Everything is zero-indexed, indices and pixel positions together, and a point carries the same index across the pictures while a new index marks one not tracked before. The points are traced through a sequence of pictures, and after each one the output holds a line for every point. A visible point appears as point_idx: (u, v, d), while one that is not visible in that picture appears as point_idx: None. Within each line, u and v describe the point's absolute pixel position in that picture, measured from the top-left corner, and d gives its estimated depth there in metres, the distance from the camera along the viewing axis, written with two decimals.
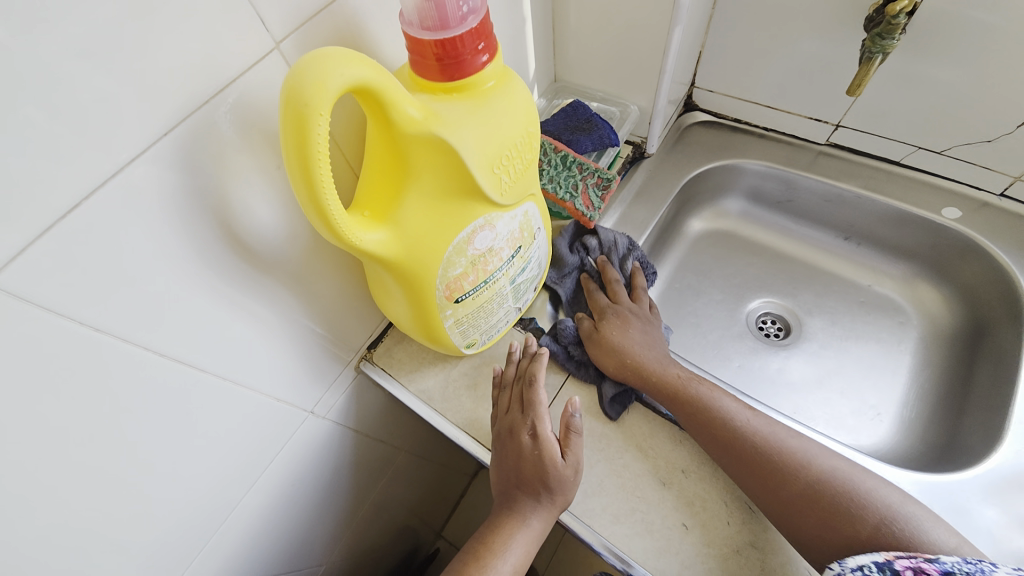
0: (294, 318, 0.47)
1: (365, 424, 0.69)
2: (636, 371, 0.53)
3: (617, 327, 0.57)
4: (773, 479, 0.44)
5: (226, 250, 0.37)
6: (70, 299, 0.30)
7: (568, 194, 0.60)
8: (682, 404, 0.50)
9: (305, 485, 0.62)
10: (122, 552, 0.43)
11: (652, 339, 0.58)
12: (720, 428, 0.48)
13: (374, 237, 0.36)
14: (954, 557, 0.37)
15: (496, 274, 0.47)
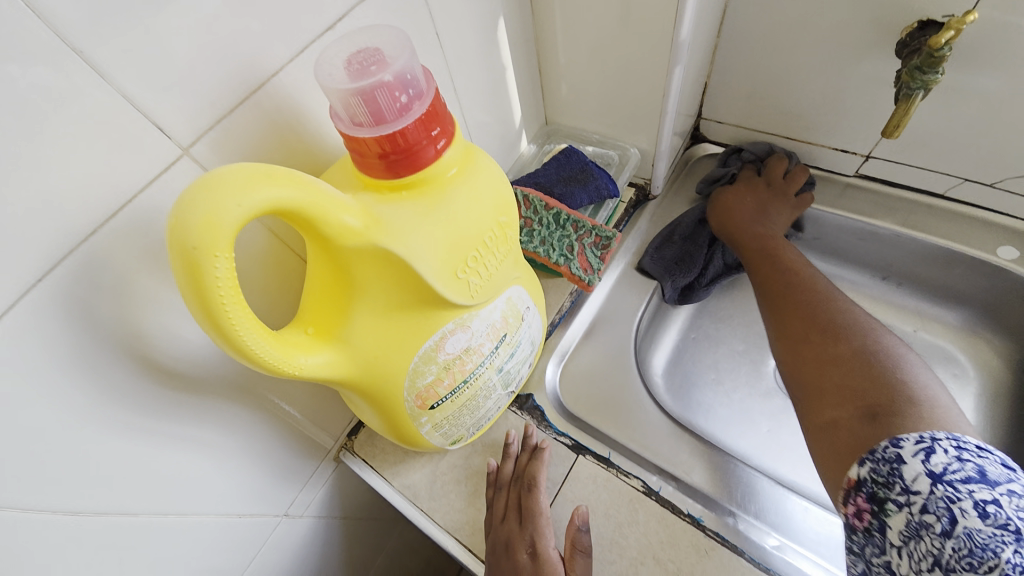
0: (249, 429, 0.41)
1: (353, 509, 0.62)
2: (727, 226, 0.63)
3: (733, 191, 0.64)
4: (813, 345, 0.47)
5: (148, 383, 0.31)
6: None
7: (563, 256, 0.53)
8: (762, 258, 0.59)
9: None
10: None
11: (775, 229, 0.62)
12: (797, 313, 0.51)
13: (318, 362, 0.30)
14: (875, 483, 0.37)
15: (477, 371, 0.40)
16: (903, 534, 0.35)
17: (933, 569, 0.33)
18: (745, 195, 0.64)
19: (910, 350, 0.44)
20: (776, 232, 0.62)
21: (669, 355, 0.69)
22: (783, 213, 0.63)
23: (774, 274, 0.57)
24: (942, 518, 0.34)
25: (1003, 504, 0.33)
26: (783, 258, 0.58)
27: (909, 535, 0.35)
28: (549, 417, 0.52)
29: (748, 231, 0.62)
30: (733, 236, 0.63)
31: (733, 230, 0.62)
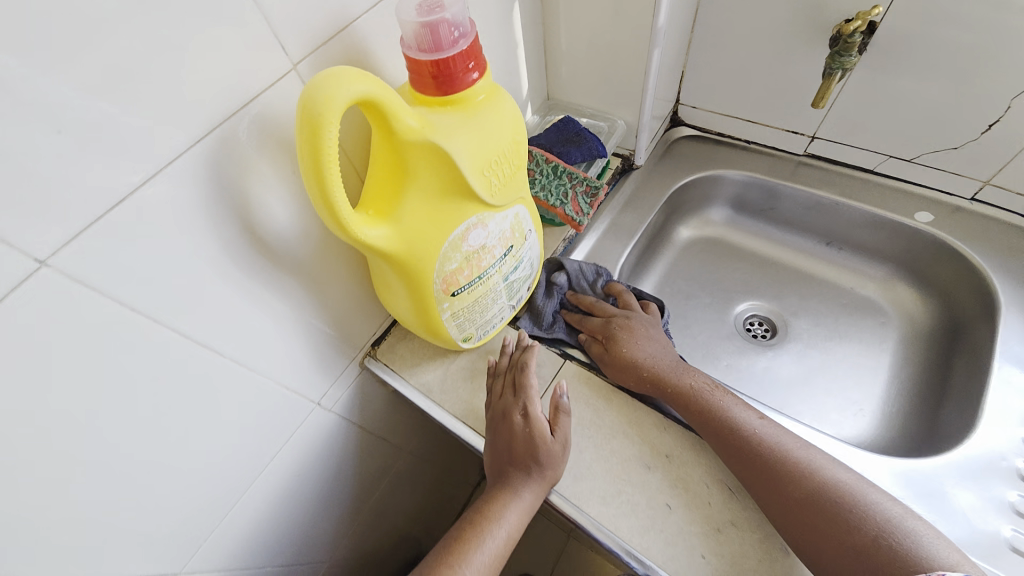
0: (304, 312, 0.51)
1: (368, 420, 0.72)
2: (651, 379, 0.54)
3: (626, 341, 0.57)
4: (778, 493, 0.45)
5: (246, 245, 0.41)
6: (115, 286, 0.34)
7: (559, 199, 0.64)
8: (672, 393, 0.53)
9: (311, 476, 0.65)
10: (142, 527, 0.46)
11: (654, 347, 0.57)
12: (753, 466, 0.47)
13: (379, 234, 0.41)
14: None
15: (489, 271, 0.51)
16: None
17: None
18: (631, 330, 0.59)
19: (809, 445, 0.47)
20: (649, 345, 0.57)
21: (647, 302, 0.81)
22: (660, 340, 0.59)
23: (695, 410, 0.51)
24: None
25: None
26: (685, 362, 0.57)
27: None
28: (542, 334, 0.63)
29: (638, 372, 0.55)
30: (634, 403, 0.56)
31: (634, 370, 0.55)
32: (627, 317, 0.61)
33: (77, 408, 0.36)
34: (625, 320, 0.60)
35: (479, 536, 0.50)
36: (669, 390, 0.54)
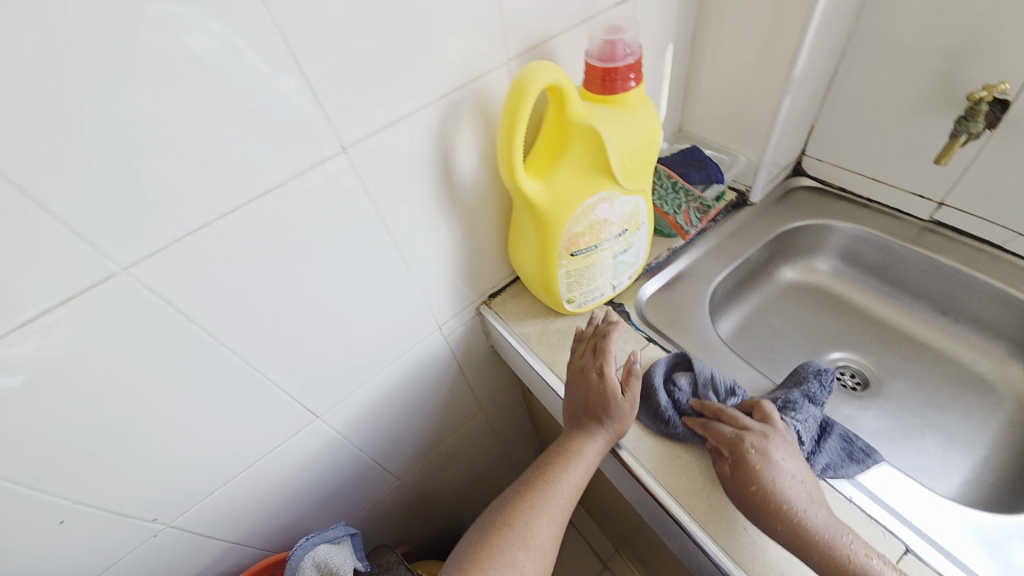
0: (456, 246, 0.66)
1: (466, 363, 0.85)
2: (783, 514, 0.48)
3: (756, 469, 0.51)
4: None
5: (439, 179, 0.58)
6: (365, 180, 0.51)
7: (673, 209, 0.74)
8: (784, 524, 0.48)
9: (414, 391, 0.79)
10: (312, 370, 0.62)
11: (791, 478, 0.50)
12: None
13: (535, 187, 0.55)
14: None
15: (604, 243, 0.62)
16: None
17: None
18: (766, 455, 0.51)
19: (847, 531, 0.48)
20: (789, 478, 0.50)
21: (738, 321, 0.84)
22: (794, 459, 0.52)
23: (804, 540, 0.47)
24: None
25: None
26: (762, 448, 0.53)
27: None
28: (632, 319, 0.73)
29: (770, 507, 0.49)
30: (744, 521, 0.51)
31: (757, 504, 0.50)
32: (766, 435, 0.53)
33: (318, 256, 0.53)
34: (761, 445, 0.52)
35: (559, 465, 0.59)
36: (765, 508, 0.49)
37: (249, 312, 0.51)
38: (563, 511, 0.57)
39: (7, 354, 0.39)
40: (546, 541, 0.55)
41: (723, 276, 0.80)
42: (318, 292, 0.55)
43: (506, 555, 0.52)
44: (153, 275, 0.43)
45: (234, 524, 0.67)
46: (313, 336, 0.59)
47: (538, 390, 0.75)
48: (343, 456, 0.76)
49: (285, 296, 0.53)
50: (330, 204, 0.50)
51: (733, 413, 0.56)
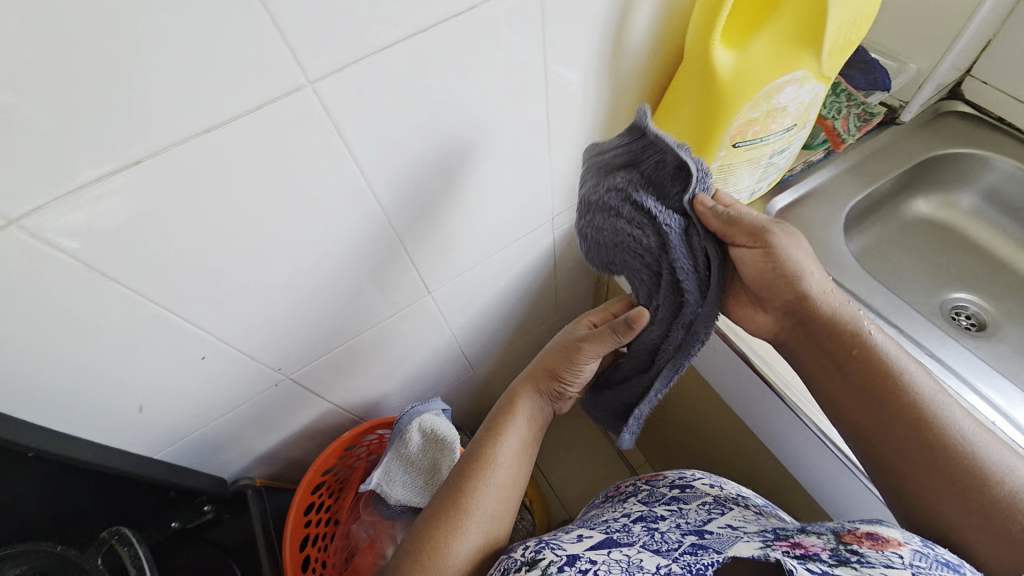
0: (594, 126, 0.59)
1: (560, 264, 0.82)
2: (781, 276, 0.48)
3: (778, 240, 0.48)
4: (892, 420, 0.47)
5: (607, 34, 0.50)
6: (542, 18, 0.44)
7: (832, 113, 0.67)
8: (823, 323, 0.50)
9: (509, 285, 0.77)
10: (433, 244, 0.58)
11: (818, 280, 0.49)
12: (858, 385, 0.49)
13: (726, 52, 0.48)
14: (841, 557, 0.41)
15: (770, 137, 0.56)
16: (841, 557, 0.41)
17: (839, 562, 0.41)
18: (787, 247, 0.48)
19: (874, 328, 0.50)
20: (812, 278, 0.49)
21: (865, 244, 0.79)
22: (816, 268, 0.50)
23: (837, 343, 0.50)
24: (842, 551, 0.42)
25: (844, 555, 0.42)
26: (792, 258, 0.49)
27: (839, 558, 0.41)
28: None
29: (787, 290, 0.49)
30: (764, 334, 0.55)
31: (781, 285, 0.49)
32: (774, 230, 0.47)
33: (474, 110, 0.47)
34: (778, 232, 0.48)
35: (485, 464, 0.56)
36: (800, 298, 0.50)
37: (407, 161, 0.46)
38: (513, 483, 0.56)
39: (169, 169, 0.35)
40: (492, 517, 0.53)
41: (861, 198, 0.74)
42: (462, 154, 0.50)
43: (461, 533, 0.51)
44: (339, 95, 0.37)
45: (340, 388, 0.68)
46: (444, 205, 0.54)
47: None
48: (436, 341, 0.75)
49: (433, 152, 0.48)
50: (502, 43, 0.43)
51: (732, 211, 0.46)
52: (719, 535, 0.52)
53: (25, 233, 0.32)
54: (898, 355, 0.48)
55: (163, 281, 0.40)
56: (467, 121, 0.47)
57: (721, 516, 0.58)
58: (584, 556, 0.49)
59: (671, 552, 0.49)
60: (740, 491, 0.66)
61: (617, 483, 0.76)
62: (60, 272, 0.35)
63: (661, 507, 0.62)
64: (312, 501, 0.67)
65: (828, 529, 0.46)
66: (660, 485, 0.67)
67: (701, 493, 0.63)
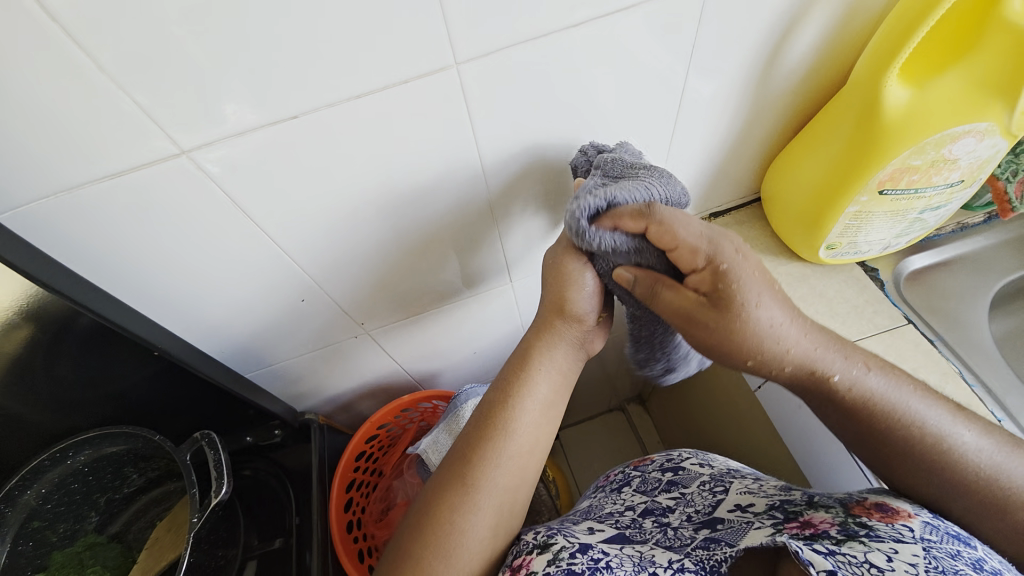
0: (718, 144, 0.55)
1: None
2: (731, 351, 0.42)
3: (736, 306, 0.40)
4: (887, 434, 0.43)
5: (762, 48, 0.46)
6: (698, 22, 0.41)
7: (1006, 175, 0.57)
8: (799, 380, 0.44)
9: None
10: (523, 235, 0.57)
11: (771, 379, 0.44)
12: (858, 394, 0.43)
13: (903, 85, 0.43)
14: (841, 535, 0.42)
15: (926, 191, 0.50)
16: (845, 535, 0.42)
17: (838, 540, 0.42)
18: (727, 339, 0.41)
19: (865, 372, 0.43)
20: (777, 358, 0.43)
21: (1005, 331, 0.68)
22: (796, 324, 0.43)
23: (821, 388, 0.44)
24: (850, 530, 0.43)
25: (850, 530, 0.43)
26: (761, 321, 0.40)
27: (846, 535, 0.42)
28: (886, 290, 0.61)
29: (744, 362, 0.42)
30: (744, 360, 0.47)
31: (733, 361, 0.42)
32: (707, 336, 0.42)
33: (602, 109, 0.45)
34: (719, 298, 0.40)
35: (494, 448, 0.48)
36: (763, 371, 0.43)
37: (523, 150, 0.46)
38: (526, 454, 0.49)
39: (313, 125, 0.37)
40: (505, 496, 0.48)
41: (1019, 278, 0.63)
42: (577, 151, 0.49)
43: (468, 513, 0.46)
44: (479, 77, 0.38)
45: (408, 352, 0.70)
46: (545, 199, 0.53)
47: None
48: (501, 330, 0.75)
49: (550, 144, 0.47)
50: (649, 44, 0.42)
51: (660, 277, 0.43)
52: (732, 520, 0.52)
53: (193, 162, 0.36)
54: (898, 390, 0.43)
55: (288, 225, 0.44)
56: (592, 117, 0.46)
57: (722, 491, 0.57)
58: (595, 547, 0.50)
59: (685, 547, 0.50)
60: (732, 466, 0.64)
61: (608, 473, 0.76)
62: (211, 203, 0.39)
63: (663, 495, 0.62)
64: (364, 449, 0.72)
65: (835, 501, 0.47)
66: (651, 471, 0.67)
67: (697, 473, 0.62)
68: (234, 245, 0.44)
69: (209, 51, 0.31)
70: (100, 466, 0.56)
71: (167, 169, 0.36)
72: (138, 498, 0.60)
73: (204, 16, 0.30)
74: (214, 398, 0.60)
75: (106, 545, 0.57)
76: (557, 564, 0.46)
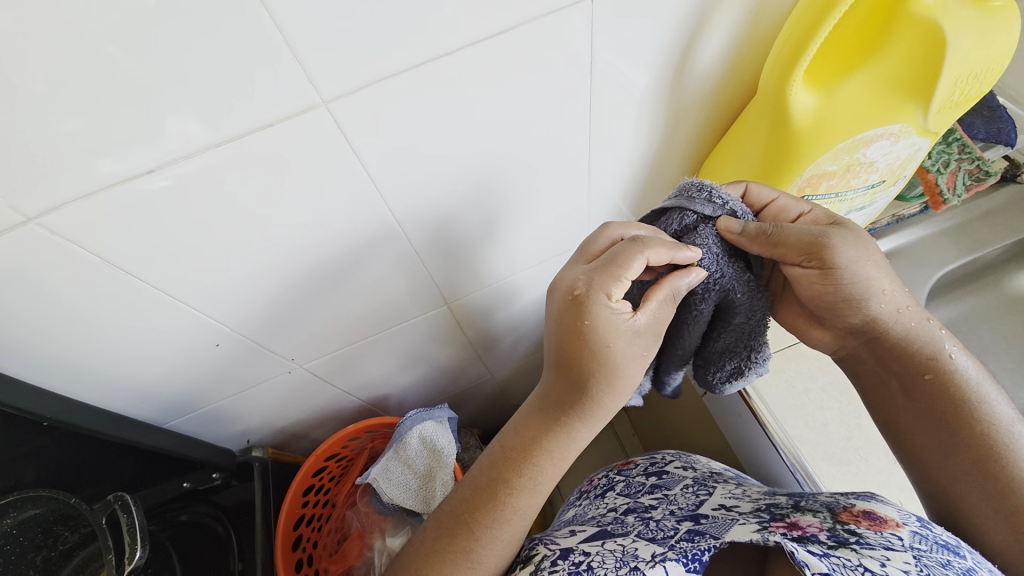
0: (641, 156, 0.54)
1: None
2: (828, 306, 0.47)
3: (844, 245, 0.44)
4: (916, 428, 0.48)
5: (666, 62, 0.44)
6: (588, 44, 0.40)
7: (937, 167, 0.57)
8: (885, 349, 0.48)
9: (531, 303, 0.74)
10: (449, 262, 0.56)
11: (881, 309, 0.46)
12: (914, 386, 0.47)
13: (809, 91, 0.41)
14: (833, 539, 0.45)
15: (847, 195, 0.50)
16: (835, 539, 0.45)
17: (831, 544, 0.44)
18: (847, 261, 0.44)
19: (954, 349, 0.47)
20: (883, 298, 0.46)
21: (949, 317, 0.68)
22: (885, 280, 0.46)
23: (906, 364, 0.47)
24: (841, 535, 0.45)
25: (841, 536, 0.45)
26: (855, 295, 0.46)
27: (838, 541, 0.44)
28: None
29: (853, 314, 0.47)
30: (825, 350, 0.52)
31: (838, 314, 0.47)
32: (838, 242, 0.44)
33: (503, 136, 0.43)
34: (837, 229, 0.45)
35: (518, 474, 0.46)
36: (864, 335, 0.48)
37: (429, 183, 0.44)
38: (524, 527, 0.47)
39: (179, 182, 0.35)
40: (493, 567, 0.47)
41: (959, 267, 0.63)
42: (488, 178, 0.47)
43: (480, 537, 0.45)
44: (355, 116, 0.36)
45: (353, 381, 0.69)
46: (465, 226, 0.52)
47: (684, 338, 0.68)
48: (451, 349, 0.74)
49: (455, 175, 0.45)
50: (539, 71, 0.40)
51: (777, 225, 0.45)
52: (714, 518, 0.54)
53: (45, 228, 0.34)
54: (978, 382, 0.46)
55: (180, 278, 0.42)
56: (494, 143, 0.44)
57: (705, 496, 0.60)
58: (577, 550, 0.53)
59: (667, 539, 0.52)
60: (714, 467, 0.68)
61: (591, 478, 0.79)
62: (83, 265, 0.37)
63: (647, 497, 0.65)
64: (313, 483, 0.71)
65: (823, 505, 0.49)
66: (635, 475, 0.71)
67: (680, 478, 0.66)
68: (120, 303, 0.42)
69: (36, 121, 0.29)
70: (30, 529, 0.47)
71: (18, 239, 0.34)
72: None
73: (14, 88, 0.27)
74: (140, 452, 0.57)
75: None
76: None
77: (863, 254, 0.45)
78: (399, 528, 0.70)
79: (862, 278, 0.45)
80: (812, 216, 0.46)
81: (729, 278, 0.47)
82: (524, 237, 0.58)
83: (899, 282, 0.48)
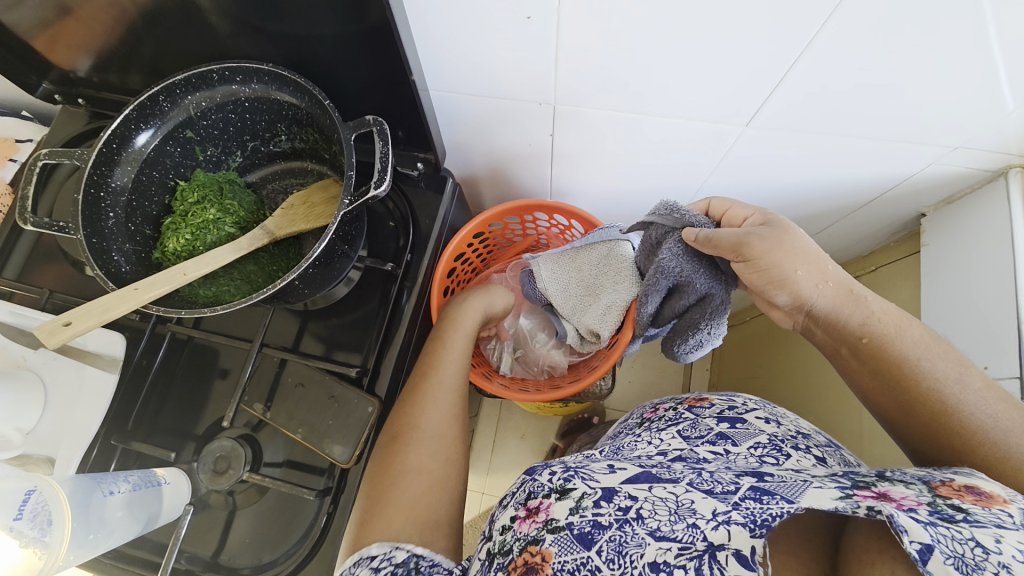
0: None
1: (854, 201, 0.64)
2: (709, 244, 0.50)
3: (759, 241, 0.47)
4: (908, 424, 0.42)
5: None
6: None
7: None
8: (828, 322, 0.47)
9: (788, 183, 0.62)
10: (809, 65, 0.45)
11: (813, 293, 0.46)
12: (871, 377, 0.44)
13: None
14: (936, 516, 0.29)
15: None
16: (932, 515, 0.29)
17: (931, 518, 0.28)
18: (769, 253, 0.46)
19: (877, 300, 0.45)
20: (806, 277, 0.46)
21: None
22: (805, 260, 0.46)
23: (842, 336, 0.46)
24: (941, 510, 0.29)
25: (935, 509, 0.29)
26: (752, 241, 0.47)
27: (934, 513, 0.29)
28: None
29: (783, 297, 0.47)
30: (784, 328, 0.51)
31: (769, 295, 0.48)
32: (755, 237, 0.47)
33: None
34: (771, 227, 0.48)
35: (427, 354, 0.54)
36: (839, 326, 0.46)
37: None
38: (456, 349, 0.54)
39: None
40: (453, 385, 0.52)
41: None
42: None
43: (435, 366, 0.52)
44: None
45: (577, 148, 0.63)
46: (891, 21, 0.39)
47: (949, 309, 0.58)
48: (675, 181, 0.66)
49: None
50: None
51: (710, 229, 0.50)
52: (782, 479, 0.37)
53: None
54: (926, 345, 0.42)
55: None
56: None
57: (776, 463, 0.44)
58: (622, 490, 0.37)
59: (728, 495, 0.35)
60: (804, 428, 0.51)
61: (655, 405, 0.62)
62: None
63: (704, 448, 0.48)
64: (485, 228, 0.74)
65: (912, 477, 0.34)
66: (705, 416, 0.53)
67: (756, 431, 0.49)
68: None
69: None
70: (256, 110, 0.52)
71: None
72: (279, 162, 0.59)
73: None
74: (380, 92, 0.54)
75: (242, 188, 0.56)
76: (580, 514, 0.36)
77: (772, 234, 0.47)
78: (535, 314, 0.74)
79: (769, 239, 0.47)
80: (748, 221, 0.50)
81: (688, 269, 0.54)
82: (878, 97, 0.47)
83: (826, 259, 0.47)
